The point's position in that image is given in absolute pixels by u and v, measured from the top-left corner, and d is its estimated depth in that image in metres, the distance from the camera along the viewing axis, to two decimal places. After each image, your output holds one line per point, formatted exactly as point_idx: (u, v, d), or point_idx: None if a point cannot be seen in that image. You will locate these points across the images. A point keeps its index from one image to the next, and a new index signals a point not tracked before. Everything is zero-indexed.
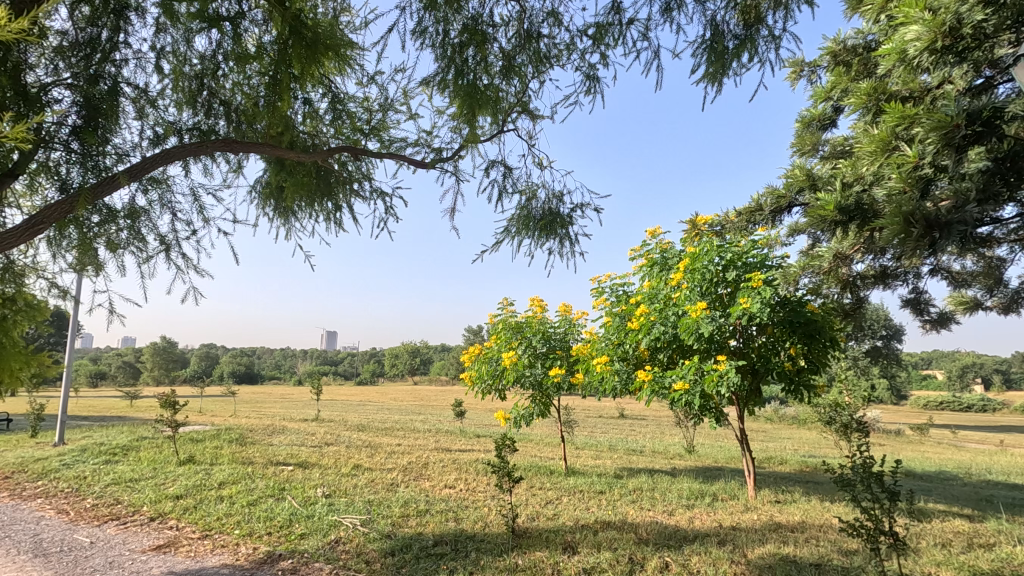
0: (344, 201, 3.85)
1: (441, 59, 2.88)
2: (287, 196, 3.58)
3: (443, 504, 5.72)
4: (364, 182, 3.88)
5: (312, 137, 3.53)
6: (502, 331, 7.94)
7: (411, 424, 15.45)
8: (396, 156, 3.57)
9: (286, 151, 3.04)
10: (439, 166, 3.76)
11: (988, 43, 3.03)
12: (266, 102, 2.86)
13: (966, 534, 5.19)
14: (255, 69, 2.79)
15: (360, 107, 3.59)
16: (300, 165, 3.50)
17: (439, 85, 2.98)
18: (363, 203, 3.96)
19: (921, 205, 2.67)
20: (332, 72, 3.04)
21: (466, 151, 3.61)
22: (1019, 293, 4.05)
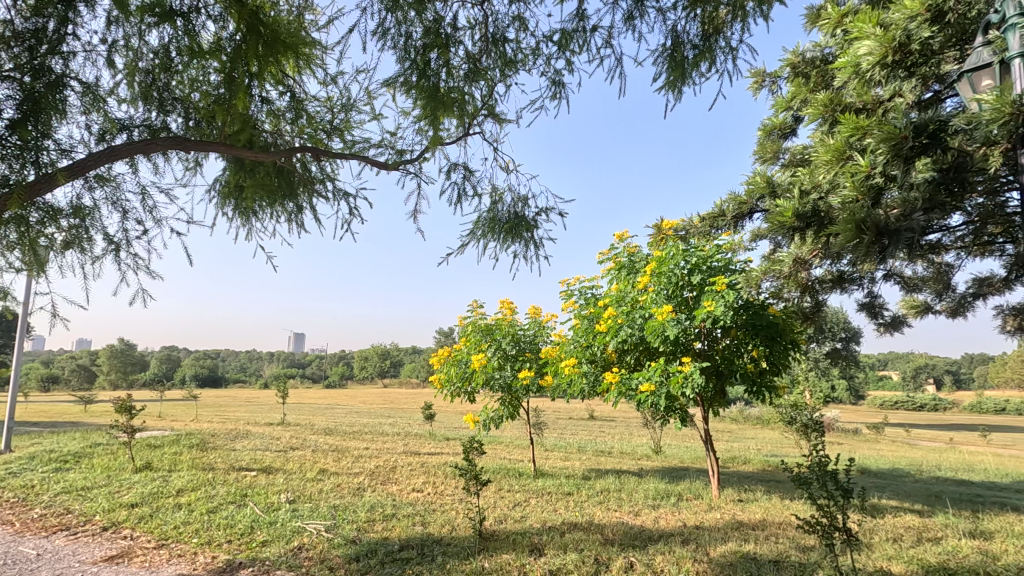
0: (306, 201, 3.77)
1: (404, 61, 2.84)
2: (246, 195, 3.48)
3: (411, 508, 5.66)
4: (327, 183, 3.81)
5: (272, 137, 3.44)
6: (472, 332, 7.92)
7: (379, 427, 15.26)
8: (359, 157, 3.51)
9: (243, 150, 2.97)
10: (403, 168, 3.72)
11: (933, 59, 3.31)
12: (221, 99, 2.78)
13: (915, 528, 5.42)
14: (210, 67, 2.69)
15: (322, 107, 3.52)
16: (260, 165, 3.42)
17: (402, 87, 2.94)
18: (327, 204, 3.88)
19: (872, 212, 2.78)
20: (293, 71, 2.97)
21: (431, 153, 3.57)
22: (966, 298, 4.36)
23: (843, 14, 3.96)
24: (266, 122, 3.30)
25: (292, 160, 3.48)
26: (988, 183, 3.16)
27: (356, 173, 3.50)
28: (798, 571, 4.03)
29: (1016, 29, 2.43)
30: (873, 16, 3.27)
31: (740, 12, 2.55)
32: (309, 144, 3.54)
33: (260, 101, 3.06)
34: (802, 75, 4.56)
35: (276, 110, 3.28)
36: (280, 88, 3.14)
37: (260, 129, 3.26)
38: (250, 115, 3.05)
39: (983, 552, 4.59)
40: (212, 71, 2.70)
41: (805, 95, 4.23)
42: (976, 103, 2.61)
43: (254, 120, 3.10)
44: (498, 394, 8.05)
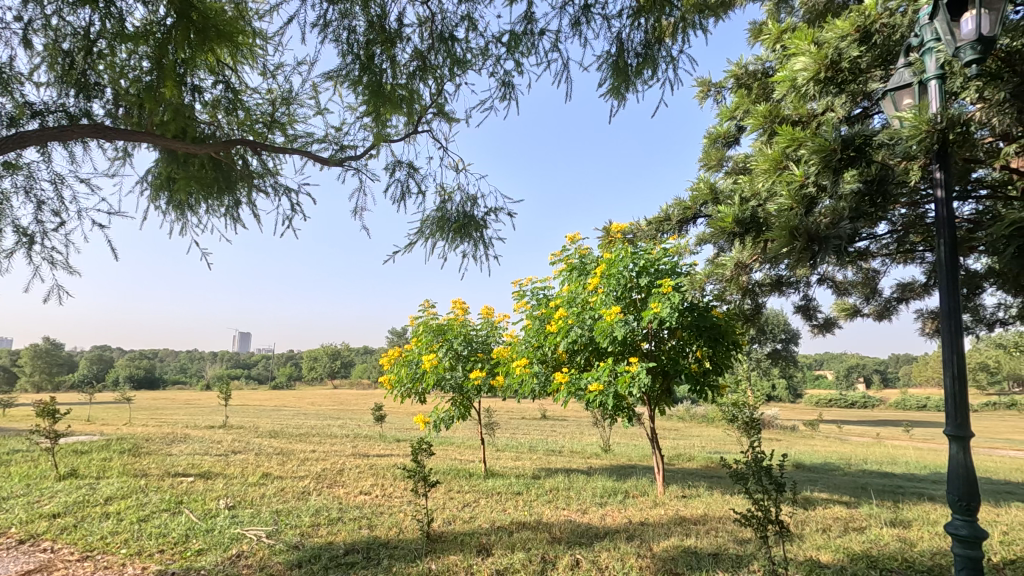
0: (244, 195, 3.64)
1: (347, 55, 2.78)
2: (177, 188, 3.32)
3: (357, 511, 5.54)
4: (269, 178, 3.69)
5: (209, 128, 3.30)
6: (423, 332, 7.81)
7: (327, 429, 14.81)
8: (302, 153, 3.41)
9: (173, 142, 2.86)
10: (347, 164, 3.64)
11: (861, 77, 3.54)
12: (150, 88, 2.64)
13: (843, 519, 5.75)
14: (135, 53, 2.54)
15: (264, 100, 3.41)
16: (194, 157, 3.27)
17: (346, 81, 2.88)
18: (267, 199, 3.76)
19: (805, 220, 3.02)
20: (230, 62, 2.85)
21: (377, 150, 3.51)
22: (890, 302, 4.71)
23: (782, 31, 4.17)
24: (203, 112, 3.16)
25: (230, 153, 3.35)
26: (909, 196, 3.43)
27: (297, 169, 3.40)
28: (736, 563, 4.19)
29: (932, 52, 2.64)
30: (807, 34, 3.52)
31: (680, 25, 2.64)
32: (249, 138, 3.42)
33: (192, 90, 2.92)
34: (745, 86, 4.73)
35: (211, 100, 3.14)
36: (214, 78, 3.01)
37: (195, 119, 3.11)
38: (183, 104, 2.91)
39: (902, 540, 4.93)
40: (139, 56, 2.56)
41: (748, 105, 4.40)
42: (898, 120, 2.81)
43: (189, 110, 2.97)
44: (449, 394, 8.00)
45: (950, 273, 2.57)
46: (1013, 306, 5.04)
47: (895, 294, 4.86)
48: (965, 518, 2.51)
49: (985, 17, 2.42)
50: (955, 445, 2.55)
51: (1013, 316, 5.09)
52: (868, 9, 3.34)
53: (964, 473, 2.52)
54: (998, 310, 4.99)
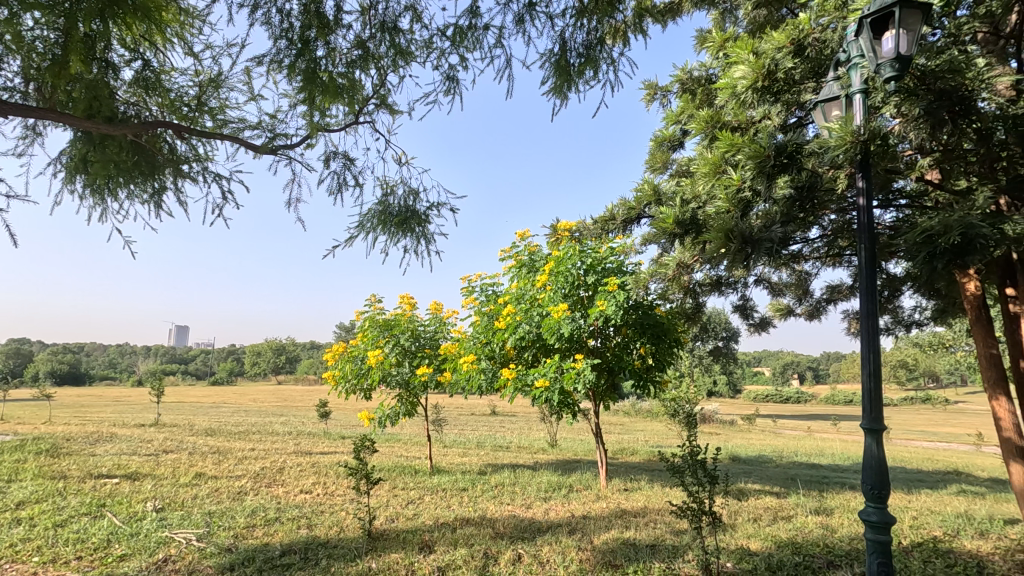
0: (170, 182, 3.44)
1: (280, 39, 2.69)
2: (93, 172, 3.10)
3: (296, 511, 5.39)
4: (197, 164, 3.50)
5: (130, 108, 3.10)
6: (369, 328, 7.63)
7: (269, 427, 14.18)
8: (232, 139, 3.26)
9: (85, 121, 2.66)
10: (282, 153, 3.51)
11: (795, 88, 3.74)
12: (58, 62, 2.45)
13: (772, 508, 6.08)
14: (39, 22, 2.35)
15: (193, 82, 3.24)
16: (111, 139, 3.06)
17: (281, 67, 2.77)
18: (195, 186, 3.56)
19: (739, 223, 3.21)
20: (151, 40, 2.69)
21: (314, 139, 3.39)
22: (819, 302, 5.02)
23: (725, 39, 4.35)
24: (123, 90, 2.98)
25: (153, 137, 3.16)
26: (837, 202, 3.69)
27: (228, 156, 3.23)
28: (671, 553, 4.34)
29: (857, 67, 2.84)
30: (748, 44, 3.70)
31: (622, 28, 2.72)
32: (175, 121, 3.23)
33: (109, 67, 2.74)
34: (689, 91, 4.88)
35: (131, 79, 2.96)
36: (132, 54, 2.82)
37: (114, 98, 2.91)
38: (99, 81, 2.74)
39: (824, 526, 5.26)
40: (45, 26, 2.37)
41: (692, 110, 4.54)
42: (827, 130, 2.99)
43: (107, 88, 2.80)
44: (395, 391, 7.87)
45: (868, 278, 2.75)
46: (928, 308, 5.45)
47: (825, 295, 5.18)
48: (877, 505, 2.70)
49: (902, 38, 2.62)
50: (870, 437, 2.75)
51: (928, 317, 5.52)
52: (802, 24, 3.53)
53: (877, 464, 2.71)
54: (914, 312, 5.39)
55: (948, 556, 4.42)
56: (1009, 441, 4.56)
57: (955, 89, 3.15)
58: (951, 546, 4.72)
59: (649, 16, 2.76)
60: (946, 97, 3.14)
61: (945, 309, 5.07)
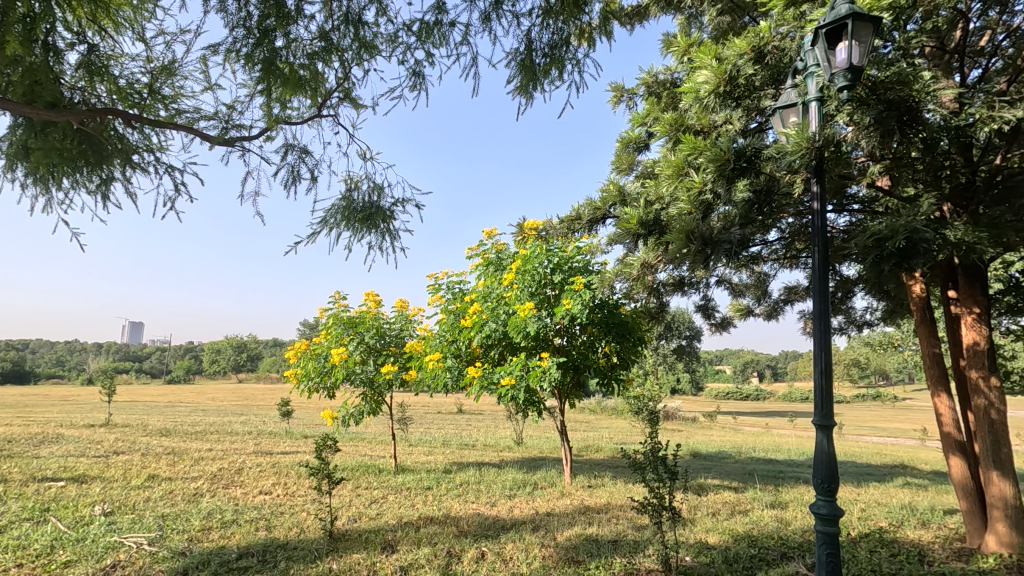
0: (119, 172, 3.29)
1: (236, 28, 2.60)
2: (34, 160, 2.94)
3: (254, 512, 5.25)
4: (149, 154, 3.37)
5: (76, 93, 2.96)
6: (333, 326, 7.48)
7: (227, 427, 13.78)
8: (185, 129, 3.14)
9: (24, 106, 2.53)
10: (239, 145, 3.41)
11: (755, 94, 3.84)
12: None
13: (730, 502, 6.24)
14: None
15: (144, 69, 3.11)
16: (54, 126, 2.92)
17: (239, 57, 2.68)
18: (146, 178, 3.42)
19: (700, 224, 3.30)
20: (98, 23, 2.57)
21: (273, 131, 3.30)
22: (777, 302, 5.19)
23: (689, 44, 4.44)
24: (67, 75, 2.84)
25: (101, 125, 3.02)
26: (794, 206, 3.83)
27: (182, 147, 3.11)
28: (633, 548, 4.42)
29: (814, 76, 2.94)
30: (711, 49, 3.79)
31: (587, 30, 2.75)
32: (124, 109, 3.10)
33: (51, 50, 2.61)
34: (655, 95, 4.97)
35: (76, 63, 2.82)
36: (77, 38, 2.70)
37: (57, 82, 2.78)
38: (41, 64, 2.60)
39: (779, 519, 5.44)
40: None
41: (658, 112, 4.62)
42: (784, 135, 3.10)
43: (49, 72, 2.66)
44: (360, 390, 7.76)
45: (821, 279, 2.86)
46: (878, 309, 5.70)
47: (782, 296, 5.35)
48: (827, 498, 2.81)
49: (855, 50, 2.72)
50: (821, 433, 2.86)
51: (878, 318, 5.76)
52: (762, 32, 3.63)
53: (827, 458, 2.82)
54: (866, 312, 5.63)
55: (892, 545, 4.63)
56: (949, 436, 4.82)
57: (903, 100, 3.29)
58: (895, 536, 4.95)
59: (614, 19, 2.79)
60: (895, 107, 3.29)
61: (894, 309, 5.30)
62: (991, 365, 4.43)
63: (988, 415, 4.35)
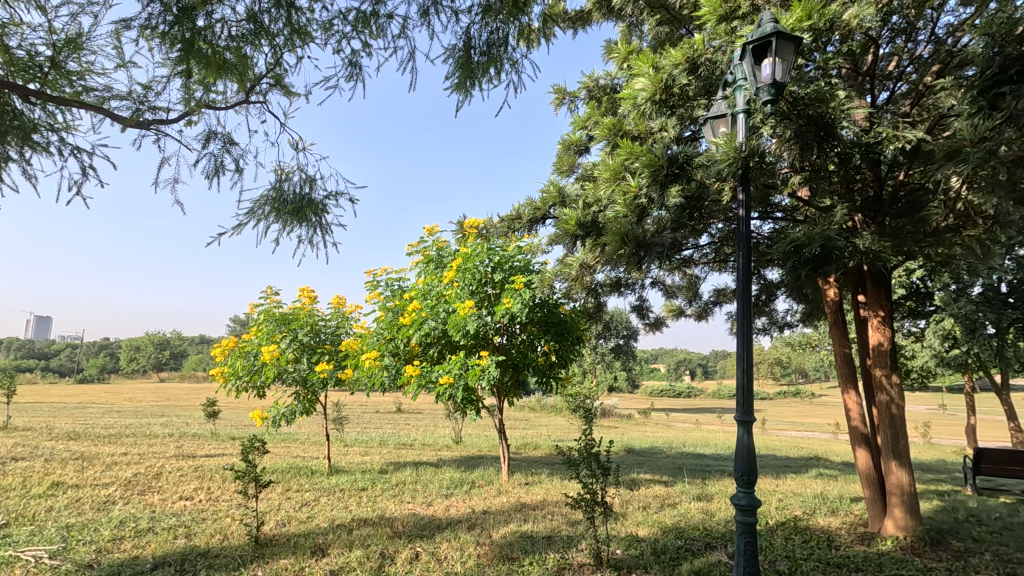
0: (15, 151, 3.02)
1: (152, 3, 2.40)
2: None
3: (173, 519, 4.95)
4: (51, 133, 3.10)
5: None
6: (264, 322, 7.18)
7: (145, 429, 12.92)
8: (94, 107, 2.92)
9: None
10: (157, 128, 3.20)
11: (689, 103, 4.00)
12: None
13: (660, 496, 6.48)
14: None
15: (47, 39, 2.86)
16: None
17: (155, 35, 2.51)
18: (48, 158, 3.15)
19: (634, 227, 3.41)
20: None
21: (195, 115, 3.12)
22: (707, 303, 5.44)
23: (629, 52, 4.57)
24: None
25: None
26: (723, 212, 4.02)
27: (89, 127, 2.89)
28: (566, 543, 4.51)
29: (742, 89, 3.10)
30: (649, 58, 3.91)
31: (527, 31, 2.78)
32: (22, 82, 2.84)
33: None
34: (596, 99, 5.08)
35: None
36: None
37: None
38: None
39: (704, 511, 5.70)
40: None
41: (598, 116, 4.72)
42: (714, 144, 3.25)
43: None
44: (292, 389, 7.47)
45: (744, 283, 3.01)
46: (797, 311, 6.07)
47: (712, 298, 5.61)
48: (746, 490, 2.96)
49: (778, 66, 2.89)
50: (742, 428, 3.01)
51: (797, 319, 6.13)
52: (696, 44, 3.79)
53: (748, 452, 2.98)
54: (787, 314, 5.98)
55: (805, 532, 4.97)
56: (856, 429, 5.20)
57: (821, 116, 3.52)
58: (808, 524, 5.31)
59: (553, 22, 2.84)
60: (813, 123, 3.53)
61: (811, 311, 5.67)
62: (893, 364, 4.82)
63: (889, 409, 4.73)
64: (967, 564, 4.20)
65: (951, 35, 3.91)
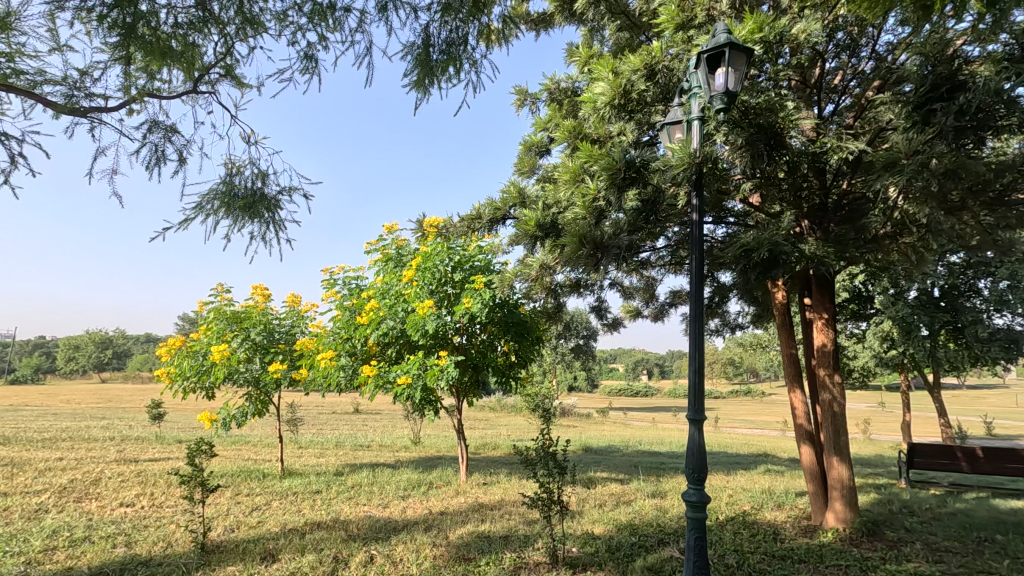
0: None
1: None
2: None
3: (112, 527, 4.72)
4: None
5: None
6: (214, 321, 6.91)
7: (84, 432, 12.27)
8: (24, 92, 2.74)
9: None
10: (95, 116, 3.04)
11: (646, 109, 4.08)
12: None
13: (616, 494, 6.59)
14: None
15: None
16: None
17: (94, 18, 2.38)
18: None
19: (592, 230, 3.46)
20: None
21: (137, 104, 2.97)
22: (663, 305, 5.57)
23: (590, 55, 4.63)
24: None
25: None
26: (678, 216, 4.12)
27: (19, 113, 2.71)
28: (523, 542, 4.52)
29: (696, 96, 3.18)
30: (609, 62, 3.98)
31: (487, 31, 2.78)
32: None
33: None
34: (557, 101, 5.13)
35: None
36: None
37: None
38: None
39: (658, 508, 5.83)
40: None
41: (559, 118, 4.76)
42: (670, 149, 3.33)
43: None
44: (243, 390, 7.22)
45: (697, 285, 3.09)
46: (748, 313, 6.29)
47: (668, 299, 5.74)
48: (697, 487, 3.05)
49: (731, 76, 2.98)
50: (693, 427, 3.10)
51: (748, 321, 6.35)
52: (654, 51, 3.88)
53: (699, 450, 3.06)
54: (738, 316, 6.19)
55: (752, 527, 5.14)
56: (801, 427, 5.42)
57: (770, 126, 3.66)
58: (756, 518, 5.50)
59: (514, 24, 2.85)
60: (763, 132, 3.66)
61: (761, 313, 5.89)
62: (835, 364, 5.06)
63: (831, 407, 4.97)
64: (900, 553, 4.45)
65: (891, 53, 4.13)
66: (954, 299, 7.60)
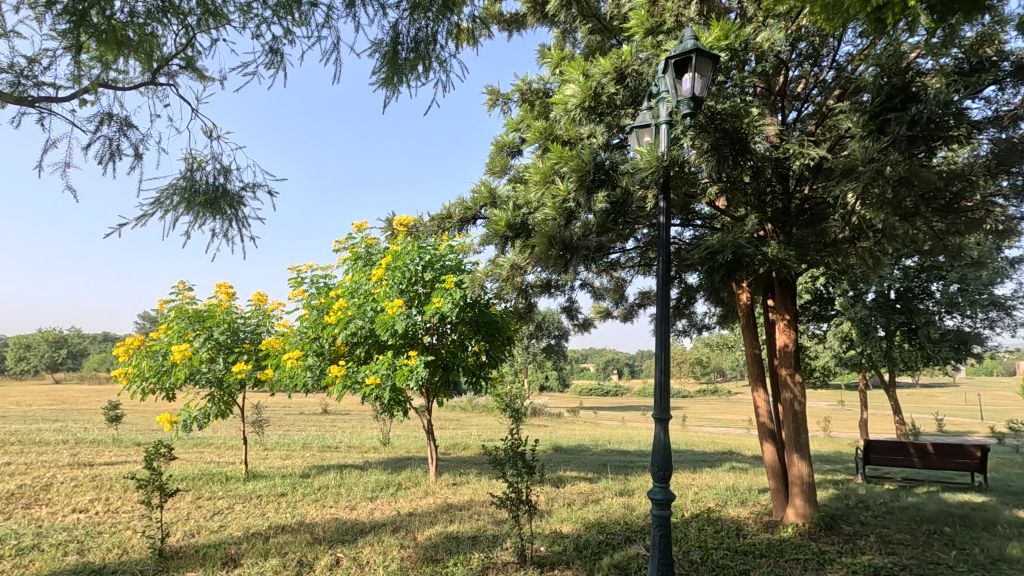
0: None
1: None
2: None
3: (63, 534, 4.52)
4: None
5: None
6: (175, 319, 6.70)
7: (35, 435, 11.75)
8: None
9: None
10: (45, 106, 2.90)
11: (616, 112, 4.12)
12: None
13: (584, 493, 6.65)
14: None
15: None
16: None
17: (44, 5, 2.28)
18: None
19: (562, 231, 3.48)
20: None
21: (91, 94, 2.86)
22: (632, 305, 5.64)
23: (561, 57, 4.65)
24: None
25: None
26: (646, 219, 4.18)
27: None
28: (491, 542, 4.52)
29: (664, 101, 3.23)
30: (580, 65, 4.01)
31: (456, 30, 2.77)
32: None
33: None
34: (529, 102, 5.15)
35: None
36: None
37: None
38: None
39: (625, 506, 5.91)
40: None
41: (530, 119, 4.77)
42: (637, 152, 3.37)
43: None
44: (206, 391, 7.02)
45: (664, 287, 3.14)
46: (715, 314, 6.42)
47: (637, 300, 5.82)
48: (662, 485, 3.10)
49: (697, 81, 3.04)
50: (659, 425, 3.14)
51: (715, 322, 6.48)
52: (624, 55, 3.93)
53: (664, 448, 3.11)
54: (705, 317, 6.32)
55: (716, 523, 5.25)
56: (764, 425, 5.56)
57: (736, 131, 3.75)
58: (719, 515, 5.62)
59: (484, 25, 2.85)
60: (728, 137, 3.74)
61: (727, 314, 6.02)
62: (797, 364, 5.20)
63: (793, 406, 5.11)
64: (855, 546, 4.61)
65: (850, 63, 4.27)
66: (909, 300, 7.97)
